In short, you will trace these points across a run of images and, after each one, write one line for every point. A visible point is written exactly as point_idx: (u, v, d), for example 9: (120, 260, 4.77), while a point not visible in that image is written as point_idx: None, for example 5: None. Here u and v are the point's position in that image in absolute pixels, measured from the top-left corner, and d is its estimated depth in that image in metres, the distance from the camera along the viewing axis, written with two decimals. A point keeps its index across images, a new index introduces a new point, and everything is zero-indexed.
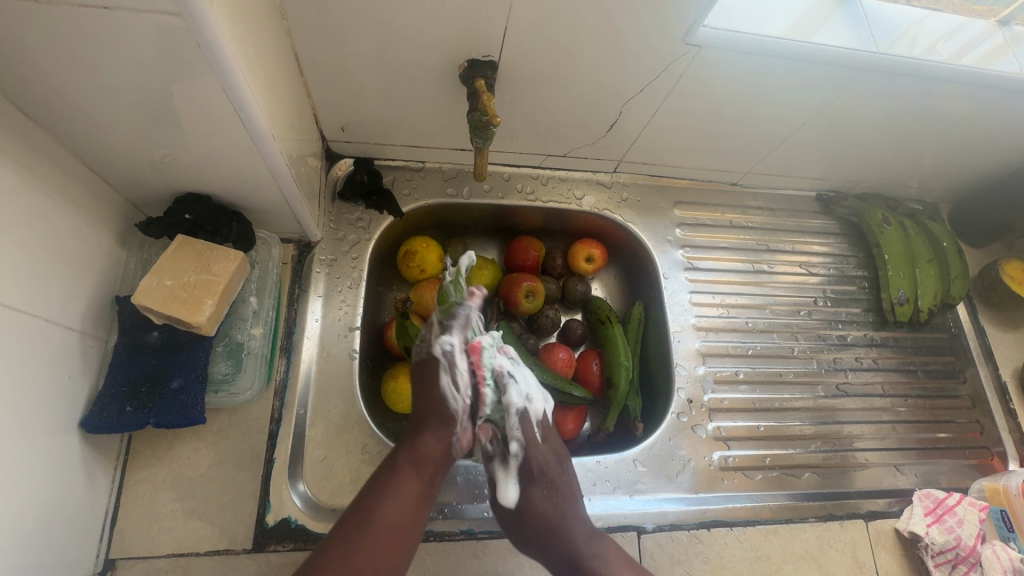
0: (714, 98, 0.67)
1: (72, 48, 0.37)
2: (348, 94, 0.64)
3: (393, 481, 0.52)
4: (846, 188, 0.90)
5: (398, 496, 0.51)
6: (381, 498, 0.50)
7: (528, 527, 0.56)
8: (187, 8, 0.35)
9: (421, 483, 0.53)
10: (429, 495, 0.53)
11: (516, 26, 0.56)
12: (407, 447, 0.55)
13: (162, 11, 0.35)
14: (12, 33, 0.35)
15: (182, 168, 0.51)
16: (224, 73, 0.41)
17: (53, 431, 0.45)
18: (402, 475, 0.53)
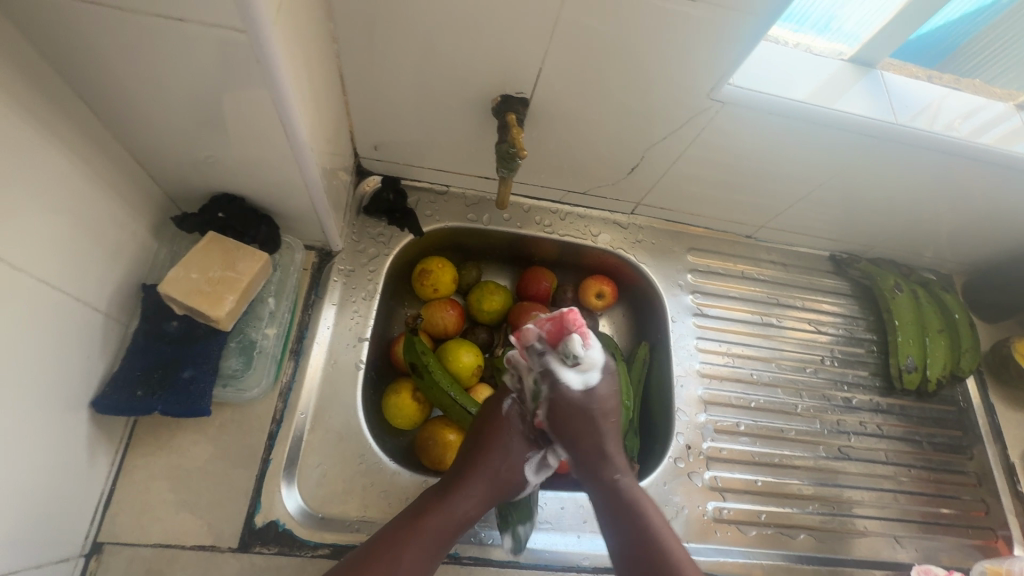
0: (732, 153, 0.69)
1: (140, 51, 0.40)
2: (385, 115, 0.67)
3: (436, 518, 0.55)
4: (859, 252, 0.91)
5: (439, 530, 0.54)
6: (420, 531, 0.53)
7: (560, 415, 0.58)
8: (251, 25, 0.38)
9: (464, 516, 0.56)
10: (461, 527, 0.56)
11: (551, 66, 0.59)
12: (456, 488, 0.57)
13: (229, 25, 0.38)
14: (89, 30, 0.39)
15: (222, 169, 0.53)
16: (275, 86, 0.43)
17: (64, 407, 0.47)
18: (449, 512, 0.55)
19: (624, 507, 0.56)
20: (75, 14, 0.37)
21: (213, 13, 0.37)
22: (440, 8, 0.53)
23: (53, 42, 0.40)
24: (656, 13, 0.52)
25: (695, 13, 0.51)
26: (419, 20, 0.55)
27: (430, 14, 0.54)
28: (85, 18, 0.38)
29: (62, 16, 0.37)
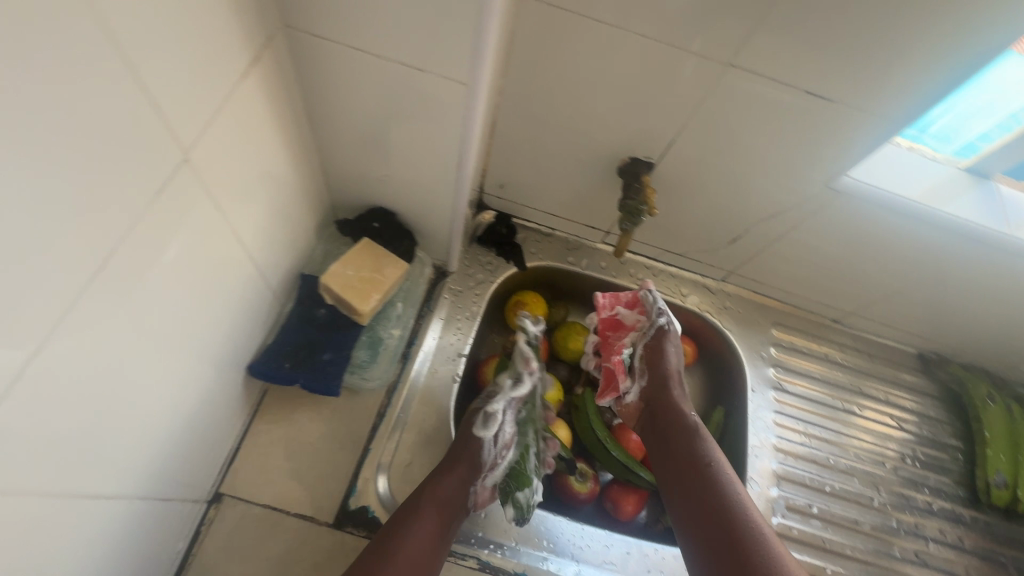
0: (837, 238, 0.72)
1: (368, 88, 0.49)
2: (519, 160, 0.76)
3: (405, 547, 0.53)
4: (951, 354, 0.90)
5: (408, 558, 0.52)
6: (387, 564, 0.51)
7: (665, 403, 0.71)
8: (473, 80, 0.45)
9: (428, 544, 0.54)
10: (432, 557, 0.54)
11: (684, 139, 0.65)
12: (405, 517, 0.55)
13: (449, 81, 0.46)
14: (337, 71, 0.48)
15: (388, 187, 0.62)
16: (465, 134, 0.51)
17: (231, 367, 0.54)
18: (407, 541, 0.53)
19: (693, 461, 0.63)
20: (331, 59, 0.46)
21: (446, 67, 0.44)
22: (597, 82, 0.61)
23: (303, 78, 0.49)
24: (795, 108, 0.57)
25: (831, 111, 0.57)
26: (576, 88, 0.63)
27: (587, 85, 0.62)
28: (337, 64, 0.47)
29: (323, 59, 0.47)
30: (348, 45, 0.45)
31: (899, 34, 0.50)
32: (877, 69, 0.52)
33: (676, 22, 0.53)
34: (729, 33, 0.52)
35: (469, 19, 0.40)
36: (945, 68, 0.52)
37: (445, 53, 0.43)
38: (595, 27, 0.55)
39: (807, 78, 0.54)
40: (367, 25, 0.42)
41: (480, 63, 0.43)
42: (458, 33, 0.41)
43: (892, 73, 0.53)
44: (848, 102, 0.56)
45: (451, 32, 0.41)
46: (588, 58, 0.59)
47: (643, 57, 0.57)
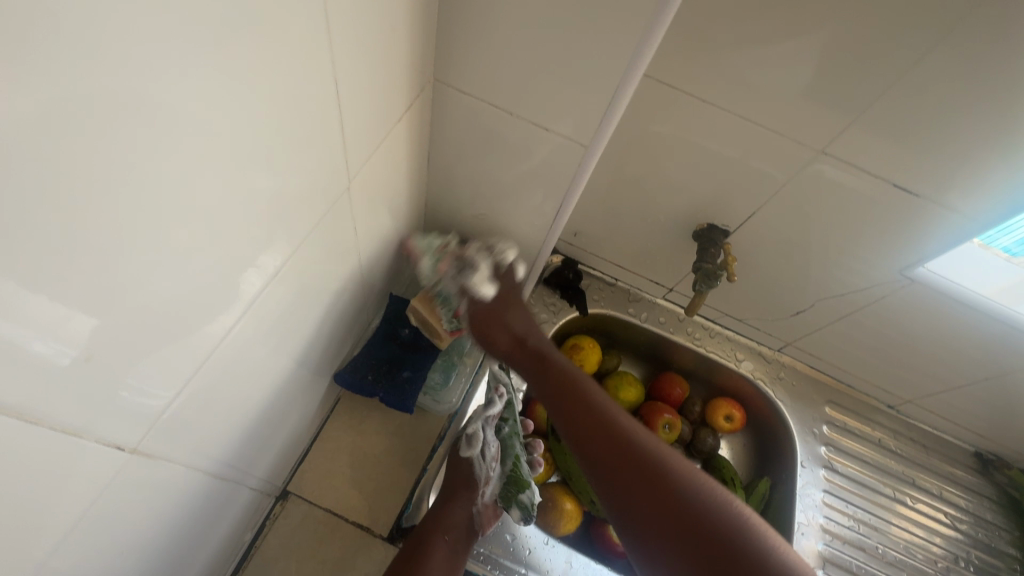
0: (904, 325, 0.73)
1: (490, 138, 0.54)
2: (598, 212, 0.80)
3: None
4: (1012, 458, 0.87)
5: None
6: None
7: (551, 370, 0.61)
8: (593, 144, 0.49)
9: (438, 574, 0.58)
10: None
11: (764, 214, 0.68)
12: (414, 550, 0.59)
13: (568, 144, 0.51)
14: (467, 123, 0.53)
15: (481, 226, 0.67)
16: (570, 190, 0.55)
17: (322, 373, 0.58)
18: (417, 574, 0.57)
19: (648, 464, 0.51)
20: (466, 112, 0.52)
21: (572, 130, 0.49)
22: (690, 154, 0.65)
23: (436, 124, 0.55)
24: (879, 199, 0.60)
25: (914, 206, 0.60)
26: (667, 157, 0.67)
27: (679, 156, 0.66)
28: (470, 117, 0.52)
29: (458, 111, 0.52)
30: (486, 103, 0.50)
31: (992, 146, 0.53)
32: (965, 173, 0.55)
33: (776, 110, 0.57)
34: (827, 126, 0.56)
35: (603, 97, 0.45)
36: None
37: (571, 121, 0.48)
38: (698, 107, 0.60)
39: (897, 173, 0.58)
40: (508, 89, 0.48)
41: (602, 135, 0.48)
42: (589, 107, 0.46)
43: (978, 178, 0.55)
44: (932, 200, 0.59)
45: (582, 106, 0.46)
46: (685, 132, 0.63)
47: (739, 137, 0.61)
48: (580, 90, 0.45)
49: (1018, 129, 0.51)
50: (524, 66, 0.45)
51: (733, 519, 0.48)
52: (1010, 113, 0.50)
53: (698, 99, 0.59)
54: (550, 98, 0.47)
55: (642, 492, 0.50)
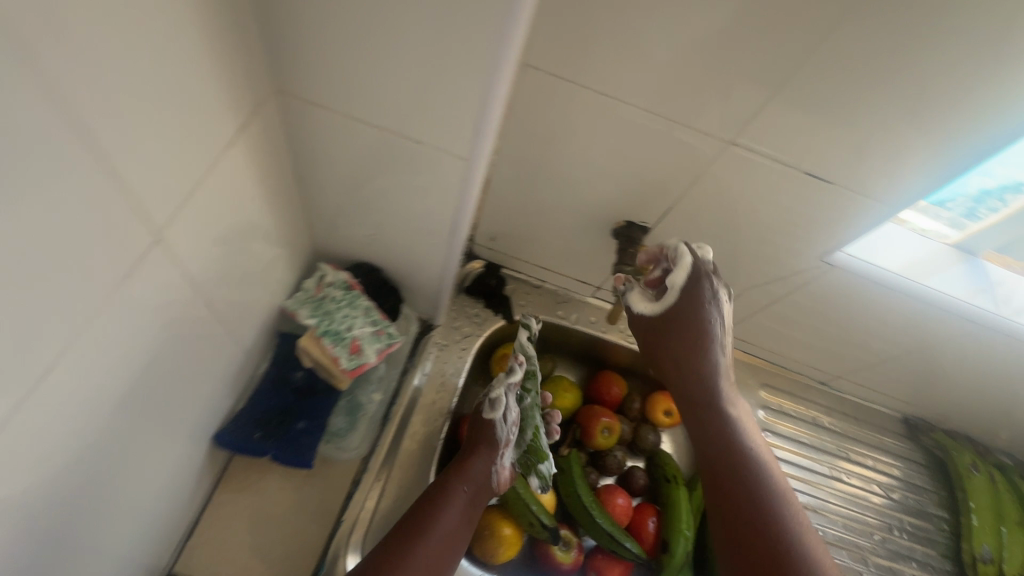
0: (829, 309, 0.73)
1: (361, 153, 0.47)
2: (512, 216, 0.74)
3: (435, 532, 0.56)
4: (935, 420, 0.90)
5: (436, 544, 0.55)
6: (418, 545, 0.53)
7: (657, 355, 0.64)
8: (474, 155, 0.43)
9: (457, 530, 0.58)
10: (458, 545, 0.58)
11: (680, 208, 0.65)
12: (436, 503, 0.58)
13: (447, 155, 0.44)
14: (330, 138, 0.46)
15: (375, 247, 0.60)
16: (462, 205, 0.49)
17: (194, 439, 0.49)
18: (435, 526, 0.56)
19: (732, 461, 0.59)
20: (324, 126, 0.44)
21: (448, 141, 0.42)
22: (595, 150, 0.60)
23: (293, 142, 0.47)
24: (790, 187, 0.58)
25: (829, 193, 0.57)
26: (572, 154, 0.62)
27: (584, 153, 0.61)
28: (330, 131, 0.45)
29: (316, 125, 0.45)
30: (344, 115, 0.43)
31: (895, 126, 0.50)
32: (873, 156, 0.53)
33: (676, 100, 0.52)
34: (729, 115, 0.52)
35: (474, 99, 0.38)
36: (939, 159, 0.52)
37: (445, 129, 0.42)
38: (594, 100, 0.55)
39: (804, 160, 0.55)
40: (365, 97, 0.41)
41: (483, 139, 0.42)
42: (461, 112, 0.40)
43: (885, 159, 0.53)
44: (844, 184, 0.56)
45: (453, 110, 0.40)
46: (587, 128, 0.58)
47: (642, 130, 0.56)
48: (447, 93, 0.39)
49: (919, 107, 0.49)
50: (376, 70, 0.38)
51: (784, 531, 0.54)
52: (908, 91, 0.47)
53: (593, 91, 0.54)
54: (414, 104, 0.40)
55: (719, 460, 0.59)
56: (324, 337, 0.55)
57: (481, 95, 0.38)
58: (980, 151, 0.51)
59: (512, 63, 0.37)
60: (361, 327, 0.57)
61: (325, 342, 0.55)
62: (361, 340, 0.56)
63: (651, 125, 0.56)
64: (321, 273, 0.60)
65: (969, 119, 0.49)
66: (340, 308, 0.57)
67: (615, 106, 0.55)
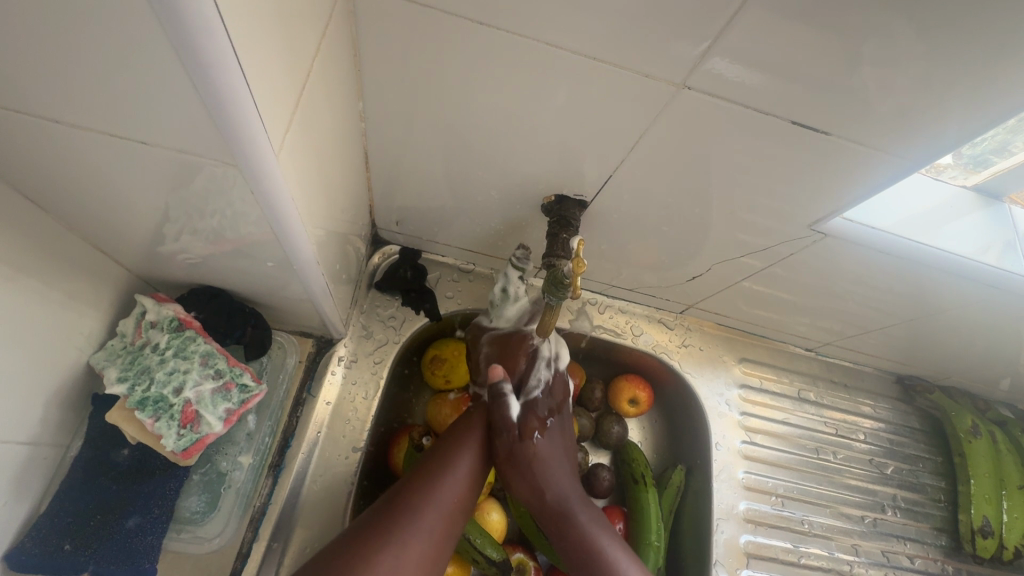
0: (817, 275, 0.60)
1: (112, 155, 0.31)
2: (414, 194, 0.59)
3: (439, 500, 0.48)
4: (933, 378, 0.79)
5: (442, 510, 0.48)
6: (425, 501, 0.47)
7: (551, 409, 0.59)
8: (245, 162, 0.30)
9: (466, 492, 0.51)
10: (464, 512, 0.50)
11: (619, 166, 0.50)
12: (442, 463, 0.51)
13: (220, 159, 0.30)
14: (48, 133, 0.30)
15: (212, 269, 0.45)
16: (275, 214, 0.35)
17: None
18: (442, 488, 0.49)
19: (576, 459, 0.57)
20: (22, 118, 0.29)
21: (206, 140, 0.29)
22: (483, 94, 0.45)
23: (2, 144, 0.31)
24: (746, 127, 0.44)
25: (793, 140, 0.44)
26: (456, 103, 0.46)
27: (471, 99, 0.46)
28: (40, 122, 0.29)
29: (14, 119, 0.29)
30: (37, 99, 0.27)
31: (873, 35, 0.35)
32: (847, 83, 0.38)
33: (571, 16, 0.37)
34: (647, 35, 0.38)
35: (185, 74, 0.24)
36: (946, 88, 0.38)
37: (179, 104, 0.26)
38: (459, 23, 0.39)
39: (755, 95, 0.40)
40: (41, 67, 0.25)
41: (248, 132, 0.28)
42: (181, 77, 0.25)
43: (864, 86, 0.39)
44: (812, 125, 0.42)
45: (169, 77, 0.25)
46: (463, 64, 0.43)
47: (538, 66, 0.42)
48: (140, 42, 0.23)
49: (911, 10, 0.34)
50: (15, 17, 0.23)
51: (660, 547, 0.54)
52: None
53: (455, 11, 0.38)
54: (111, 67, 0.25)
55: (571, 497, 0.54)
56: (140, 409, 0.42)
57: (193, 74, 0.24)
58: (989, 62, 0.36)
59: (228, 38, 0.23)
60: (197, 384, 0.44)
61: (141, 418, 0.41)
62: (199, 405, 0.44)
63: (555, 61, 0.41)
64: (140, 308, 0.44)
65: (979, 15, 0.33)
66: (163, 361, 0.43)
67: (496, 35, 0.40)
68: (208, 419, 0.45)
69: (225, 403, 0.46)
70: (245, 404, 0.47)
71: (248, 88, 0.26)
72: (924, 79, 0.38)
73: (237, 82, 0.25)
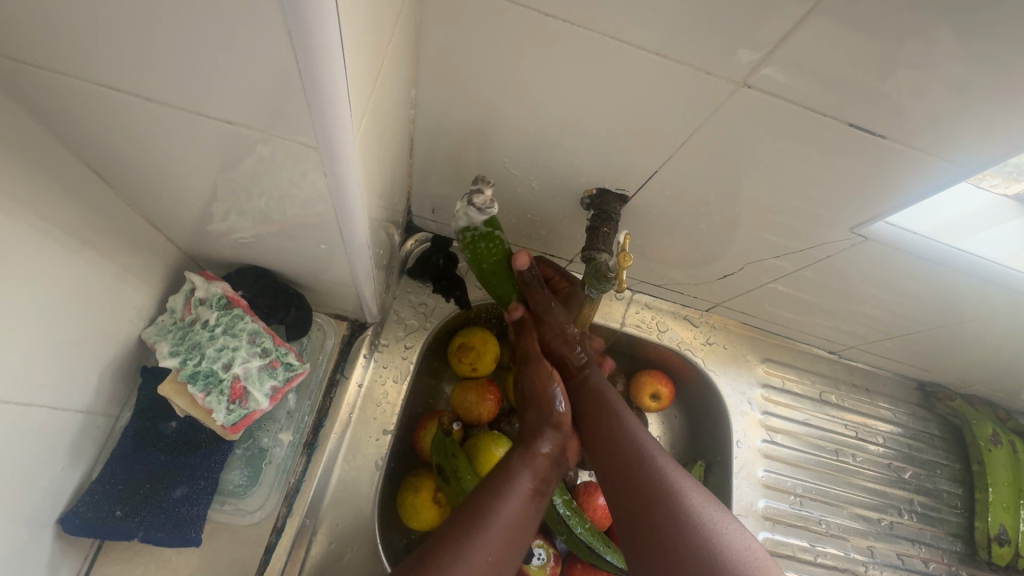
0: (850, 280, 0.60)
1: (183, 133, 0.32)
2: (451, 182, 0.59)
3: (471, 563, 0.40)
4: (954, 386, 0.79)
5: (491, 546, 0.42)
6: (479, 536, 0.42)
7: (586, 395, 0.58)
8: (326, 146, 0.31)
9: (517, 529, 0.45)
10: (517, 546, 0.45)
11: (664, 162, 0.50)
12: (485, 494, 0.46)
13: (301, 140, 0.31)
14: (124, 105, 0.30)
15: (260, 250, 0.46)
16: (342, 196, 0.35)
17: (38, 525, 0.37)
18: (490, 522, 0.43)
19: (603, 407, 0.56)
20: (102, 90, 0.29)
21: (284, 121, 0.29)
22: (535, 87, 0.45)
23: (75, 114, 0.31)
24: (799, 128, 0.43)
25: (845, 143, 0.44)
26: (506, 93, 0.46)
27: (521, 91, 0.46)
28: (120, 93, 0.29)
29: (96, 92, 0.29)
30: (122, 70, 0.28)
31: (947, 43, 0.35)
32: (907, 90, 0.38)
33: (635, 11, 0.37)
34: (712, 31, 0.37)
35: (292, 58, 0.25)
36: (1009, 98, 0.38)
37: (267, 83, 0.27)
38: (519, 13, 0.39)
39: (814, 96, 0.40)
40: (131, 41, 0.26)
41: (335, 116, 0.28)
42: (282, 62, 0.26)
43: (923, 95, 0.38)
44: (868, 127, 0.42)
45: (269, 60, 0.26)
46: (518, 57, 0.43)
47: (593, 59, 0.41)
48: (249, 23, 0.24)
49: (984, 16, 0.33)
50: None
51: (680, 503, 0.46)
52: None
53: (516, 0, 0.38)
54: (207, 47, 0.25)
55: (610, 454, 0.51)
56: (191, 383, 0.42)
57: (300, 54, 0.25)
58: None
59: (338, 28, 0.24)
60: (246, 361, 0.45)
61: (193, 392, 0.42)
62: (247, 381, 0.45)
63: (609, 55, 0.41)
64: (190, 285, 0.45)
65: None
66: (213, 338, 0.44)
67: (552, 27, 0.40)
68: (259, 397, 0.46)
69: (272, 380, 0.47)
70: (288, 382, 0.49)
71: (345, 74, 0.27)
72: (987, 88, 0.37)
73: (333, 62, 0.25)
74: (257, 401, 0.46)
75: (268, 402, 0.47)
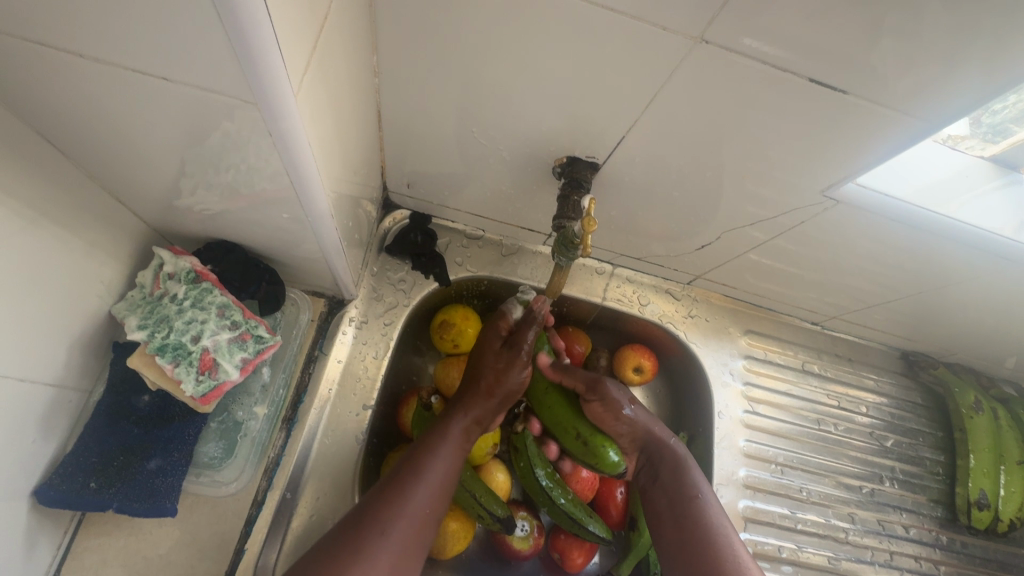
0: (827, 248, 0.60)
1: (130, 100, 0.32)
2: (424, 156, 0.59)
3: (409, 508, 0.48)
4: (937, 354, 0.79)
5: (429, 494, 0.50)
6: (420, 486, 0.50)
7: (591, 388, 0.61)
8: (267, 106, 0.30)
9: (451, 475, 0.53)
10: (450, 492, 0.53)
11: (636, 129, 0.49)
12: (424, 447, 0.53)
13: (242, 101, 0.30)
14: (65, 71, 0.30)
15: (226, 223, 0.46)
16: (294, 162, 0.35)
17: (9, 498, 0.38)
18: (428, 468, 0.51)
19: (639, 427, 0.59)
20: (42, 55, 0.29)
21: (225, 81, 0.29)
22: (499, 53, 0.44)
23: (18, 81, 0.31)
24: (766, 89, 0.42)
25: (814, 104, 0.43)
26: (471, 61, 0.45)
27: (486, 58, 0.45)
28: (59, 58, 0.29)
29: (34, 57, 0.29)
30: (57, 31, 0.27)
31: None
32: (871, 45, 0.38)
33: None
34: None
35: (214, 10, 0.25)
36: (976, 50, 0.37)
37: (201, 41, 0.26)
38: None
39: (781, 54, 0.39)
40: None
41: (265, 66, 0.27)
42: (207, 15, 0.25)
43: (889, 51, 0.38)
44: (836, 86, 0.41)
45: (196, 13, 0.25)
46: (479, 22, 0.42)
47: (555, 21, 0.40)
48: None
49: None
50: None
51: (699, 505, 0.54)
52: None
53: None
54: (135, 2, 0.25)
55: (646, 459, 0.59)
56: (160, 355, 0.43)
57: (221, 6, 0.24)
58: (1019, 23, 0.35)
59: None
60: (215, 333, 0.45)
61: (162, 363, 0.43)
62: (217, 353, 0.45)
63: (571, 17, 0.40)
64: (158, 260, 0.45)
65: None
66: (182, 311, 0.44)
67: None
68: (229, 368, 0.46)
69: (241, 352, 0.48)
70: (259, 355, 0.49)
71: (271, 26, 0.26)
72: (954, 41, 0.36)
73: (257, 12, 0.25)
74: (226, 372, 0.46)
75: (237, 374, 0.47)
